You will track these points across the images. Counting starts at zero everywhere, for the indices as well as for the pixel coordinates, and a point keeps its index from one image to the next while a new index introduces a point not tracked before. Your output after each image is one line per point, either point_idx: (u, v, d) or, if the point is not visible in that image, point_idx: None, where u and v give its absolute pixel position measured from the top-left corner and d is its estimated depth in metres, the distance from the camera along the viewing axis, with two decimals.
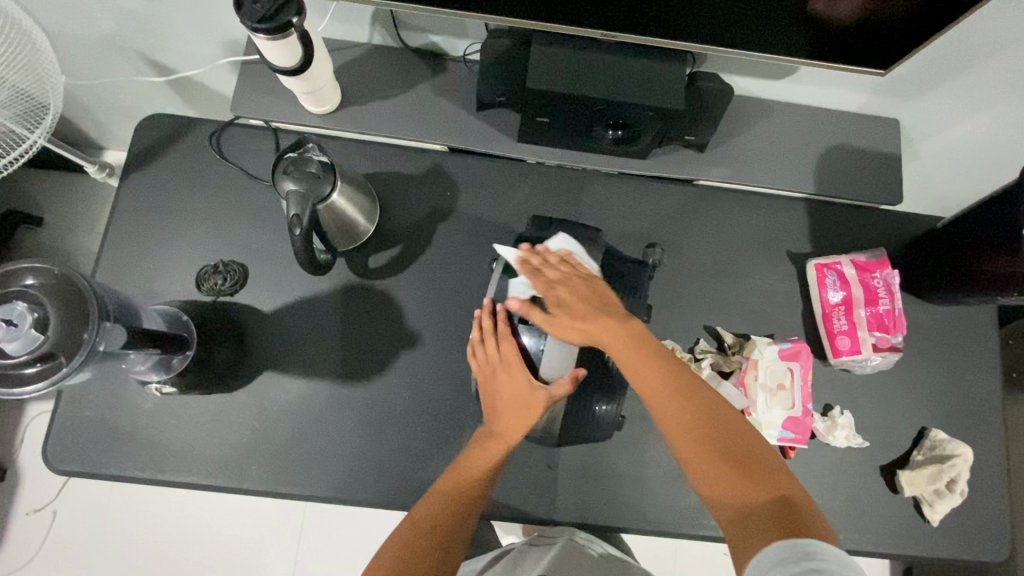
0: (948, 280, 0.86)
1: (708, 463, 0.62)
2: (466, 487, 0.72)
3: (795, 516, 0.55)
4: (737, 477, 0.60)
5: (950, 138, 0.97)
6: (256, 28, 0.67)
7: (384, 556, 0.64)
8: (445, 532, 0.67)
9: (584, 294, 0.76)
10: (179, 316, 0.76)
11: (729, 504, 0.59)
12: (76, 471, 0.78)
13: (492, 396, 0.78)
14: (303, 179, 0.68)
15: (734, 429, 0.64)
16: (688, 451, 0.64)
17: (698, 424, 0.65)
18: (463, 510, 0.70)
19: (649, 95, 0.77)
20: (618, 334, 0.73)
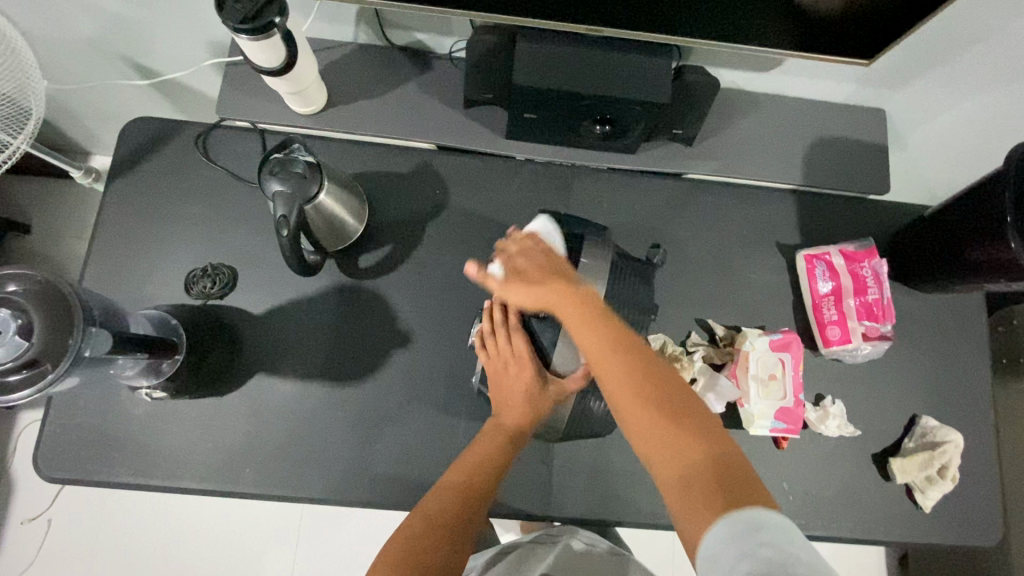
0: (936, 268, 0.86)
1: (647, 425, 0.57)
2: (476, 482, 0.73)
3: (744, 494, 0.51)
4: (679, 440, 0.56)
5: (936, 127, 0.97)
6: (238, 29, 0.67)
7: (391, 548, 0.66)
8: (454, 528, 0.68)
9: (540, 264, 0.70)
10: (167, 320, 0.76)
11: (668, 467, 0.55)
12: (67, 479, 0.77)
13: (503, 389, 0.78)
14: (289, 180, 0.68)
15: (684, 397, 0.59)
16: (630, 406, 0.59)
17: (649, 395, 0.59)
18: (472, 507, 0.71)
19: (635, 90, 0.77)
20: (573, 298, 0.66)
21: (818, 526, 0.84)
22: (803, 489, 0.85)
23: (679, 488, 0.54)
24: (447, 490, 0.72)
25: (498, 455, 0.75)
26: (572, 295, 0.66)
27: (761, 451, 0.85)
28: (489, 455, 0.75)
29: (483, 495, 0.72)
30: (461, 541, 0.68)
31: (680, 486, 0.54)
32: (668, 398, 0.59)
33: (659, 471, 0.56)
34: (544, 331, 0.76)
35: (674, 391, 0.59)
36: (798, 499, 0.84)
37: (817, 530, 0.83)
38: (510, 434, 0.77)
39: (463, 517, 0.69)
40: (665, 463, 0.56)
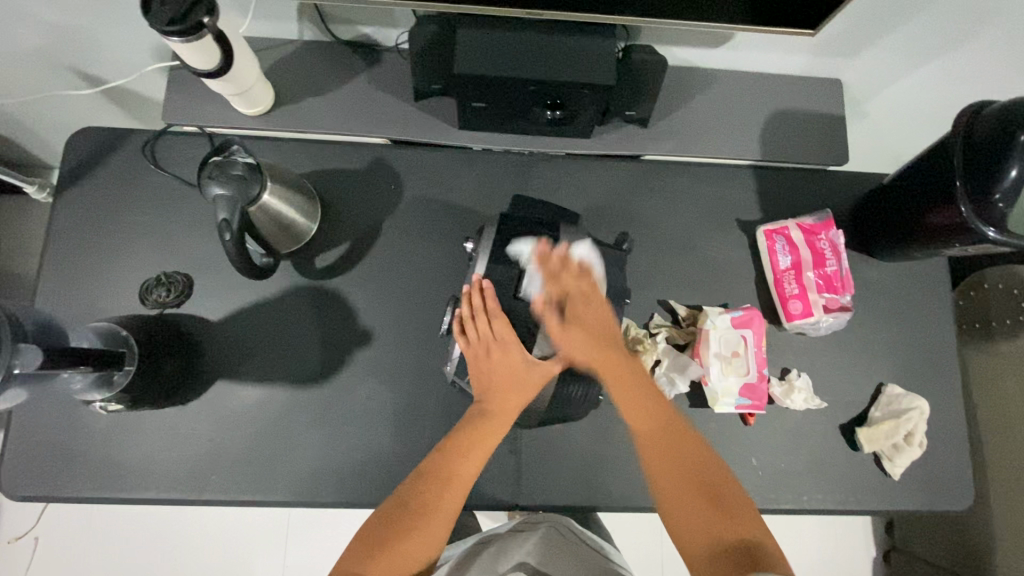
0: (894, 237, 0.86)
1: (693, 528, 0.66)
2: (453, 470, 0.70)
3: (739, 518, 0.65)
4: (710, 525, 0.65)
5: (894, 94, 0.97)
6: (167, 32, 0.65)
7: (361, 537, 0.66)
8: (426, 518, 0.67)
9: (597, 317, 0.75)
10: (117, 331, 0.72)
11: (703, 543, 0.65)
12: (32, 496, 0.77)
13: (487, 374, 0.74)
14: (229, 183, 0.67)
15: (728, 494, 0.67)
16: (674, 492, 0.68)
17: (675, 465, 0.70)
18: (446, 496, 0.69)
19: (581, 73, 0.76)
20: (623, 371, 0.74)
21: (789, 500, 0.84)
22: (772, 463, 0.85)
23: (711, 552, 0.64)
24: (419, 478, 0.70)
25: (481, 440, 0.72)
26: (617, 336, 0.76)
27: (729, 429, 0.85)
28: (469, 441, 0.72)
29: (461, 484, 0.70)
30: (433, 532, 0.67)
31: (714, 559, 0.63)
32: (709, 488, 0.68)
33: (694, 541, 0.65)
34: (524, 312, 0.75)
35: (705, 466, 0.70)
36: (768, 474, 0.84)
37: (789, 504, 0.84)
38: (496, 418, 0.73)
39: (436, 507, 0.68)
40: (695, 544, 0.65)
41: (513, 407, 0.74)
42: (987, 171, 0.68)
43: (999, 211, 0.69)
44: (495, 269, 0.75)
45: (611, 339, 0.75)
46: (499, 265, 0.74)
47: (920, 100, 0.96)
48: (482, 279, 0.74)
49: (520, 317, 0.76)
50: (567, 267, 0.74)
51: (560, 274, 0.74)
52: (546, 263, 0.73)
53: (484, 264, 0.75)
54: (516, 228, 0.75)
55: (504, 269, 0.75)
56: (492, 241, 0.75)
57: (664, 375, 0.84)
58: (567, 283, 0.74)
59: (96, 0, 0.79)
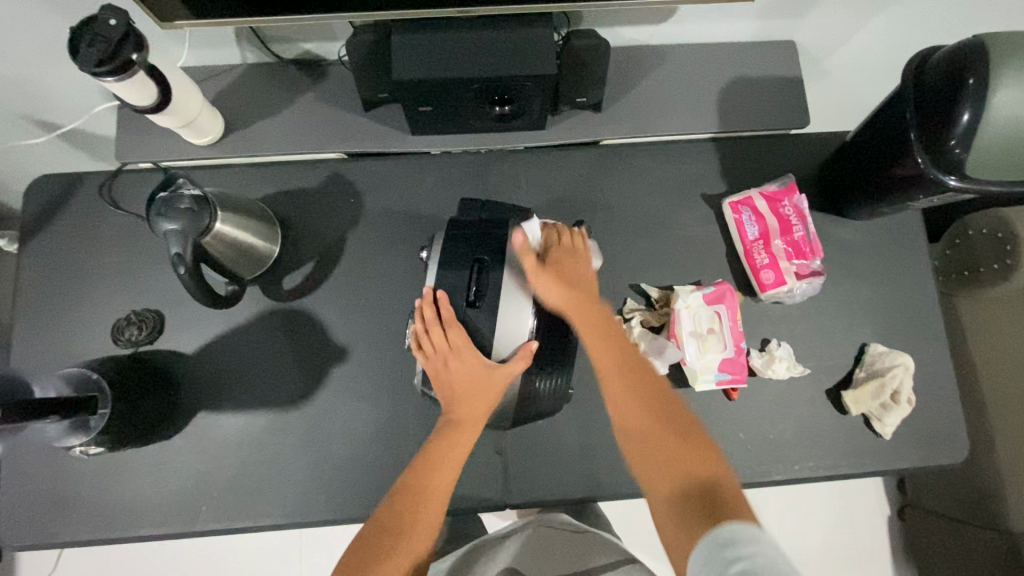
0: (863, 193, 0.85)
1: (655, 476, 0.64)
2: (429, 485, 0.70)
3: (692, 441, 0.65)
4: (670, 465, 0.63)
5: (850, 49, 0.95)
6: (97, 73, 0.65)
7: (347, 556, 0.67)
8: (408, 537, 0.67)
9: (577, 270, 0.79)
10: (88, 376, 0.72)
11: (656, 489, 0.63)
12: (29, 545, 0.78)
13: (448, 384, 0.74)
14: (179, 216, 0.67)
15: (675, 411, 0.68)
16: (639, 451, 0.66)
17: (637, 387, 0.70)
18: (426, 513, 0.69)
19: (522, 65, 0.74)
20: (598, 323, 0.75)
21: (780, 470, 0.83)
22: (760, 435, 0.84)
23: (675, 499, 0.60)
24: (395, 500, 0.70)
25: (452, 452, 0.72)
26: (593, 306, 0.76)
27: (713, 405, 0.84)
28: (439, 453, 0.72)
29: (439, 498, 0.70)
30: (417, 546, 0.67)
31: (665, 505, 0.61)
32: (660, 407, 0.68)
33: (657, 502, 0.62)
34: (479, 320, 0.74)
35: (663, 395, 0.69)
36: (757, 446, 0.84)
37: (780, 475, 0.83)
38: (464, 427, 0.73)
39: (416, 524, 0.68)
40: (660, 483, 0.63)
41: (478, 413, 0.74)
42: (942, 118, 0.67)
43: (958, 157, 0.67)
44: (445, 276, 0.74)
45: (588, 293, 0.77)
46: (451, 270, 0.74)
47: (877, 51, 0.95)
48: (434, 289, 0.74)
49: (477, 324, 0.74)
50: (568, 236, 0.82)
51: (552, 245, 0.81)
52: (529, 255, 0.75)
53: (434, 272, 0.75)
54: (464, 233, 0.75)
55: (455, 273, 0.74)
56: (441, 246, 0.75)
57: None
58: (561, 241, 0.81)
59: (33, 48, 0.79)
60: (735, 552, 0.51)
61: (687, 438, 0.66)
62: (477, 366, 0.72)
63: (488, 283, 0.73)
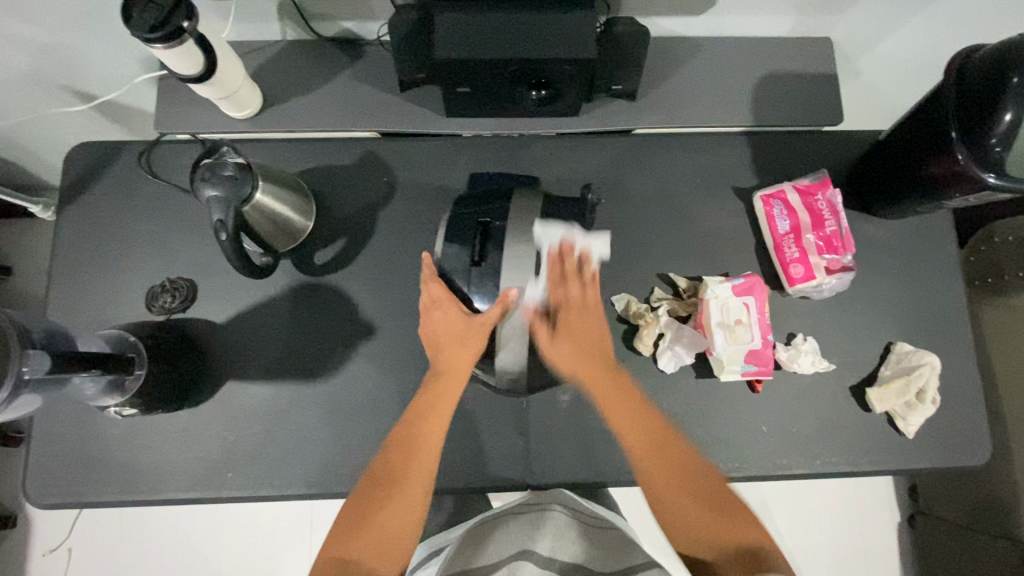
0: (895, 192, 0.84)
1: (688, 526, 0.66)
2: (420, 433, 0.72)
3: (727, 501, 0.67)
4: (711, 526, 0.65)
5: (887, 48, 0.94)
6: (148, 38, 0.66)
7: (343, 520, 0.67)
8: (400, 487, 0.69)
9: (586, 328, 0.78)
10: (125, 338, 0.76)
11: (699, 548, 0.66)
12: (58, 504, 0.79)
13: (433, 337, 0.77)
14: (222, 183, 0.68)
15: (689, 462, 0.70)
16: (659, 494, 0.69)
17: (663, 449, 0.70)
18: (417, 461, 0.70)
19: (562, 47, 0.74)
20: (604, 374, 0.75)
21: (801, 464, 0.83)
22: (782, 428, 0.84)
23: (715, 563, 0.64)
24: (390, 451, 0.71)
25: (438, 403, 0.74)
26: (605, 357, 0.76)
27: (735, 395, 0.85)
28: (427, 403, 0.74)
29: (428, 448, 0.72)
30: (408, 499, 0.68)
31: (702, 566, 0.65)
32: (698, 482, 0.69)
33: (690, 542, 0.66)
34: (483, 278, 0.75)
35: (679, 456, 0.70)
36: (778, 439, 0.84)
37: (801, 468, 0.83)
38: (447, 376, 0.75)
39: (407, 477, 0.69)
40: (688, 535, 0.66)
41: (461, 365, 0.75)
42: (980, 115, 0.67)
43: (997, 155, 0.67)
44: (451, 245, 0.76)
45: (600, 353, 0.77)
46: (456, 240, 0.76)
47: (914, 53, 0.94)
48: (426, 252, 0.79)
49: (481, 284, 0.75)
50: (575, 271, 0.78)
51: (566, 280, 0.77)
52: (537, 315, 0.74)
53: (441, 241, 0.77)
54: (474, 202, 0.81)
55: (459, 241, 0.76)
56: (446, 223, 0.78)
57: (668, 348, 0.83)
58: (567, 278, 0.77)
59: (78, 18, 0.80)
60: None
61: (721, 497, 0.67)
62: (458, 317, 0.75)
63: (490, 248, 0.75)
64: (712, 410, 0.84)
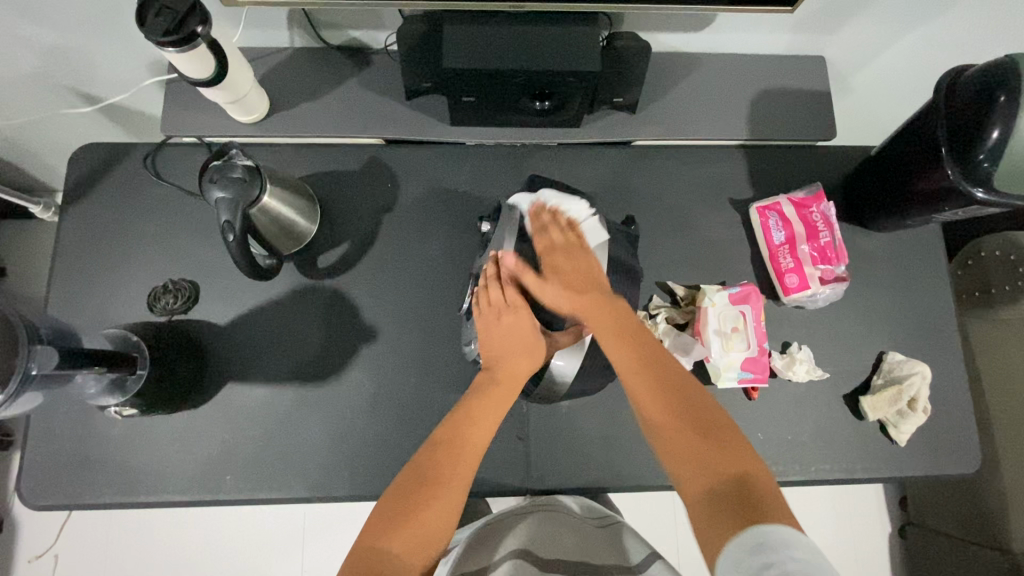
0: (887, 206, 0.87)
1: (685, 459, 0.62)
2: (469, 437, 0.71)
3: (727, 440, 0.62)
4: (710, 462, 0.60)
5: (879, 67, 0.98)
6: (162, 42, 0.67)
7: (377, 514, 0.64)
8: (447, 485, 0.67)
9: (579, 270, 0.77)
10: (128, 337, 0.76)
11: (694, 481, 0.60)
12: (54, 505, 0.79)
13: (494, 339, 0.77)
14: (230, 185, 0.69)
15: (690, 393, 0.67)
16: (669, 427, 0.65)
17: (656, 366, 0.69)
18: (463, 463, 0.69)
19: (568, 60, 0.76)
20: (600, 303, 0.74)
21: (797, 471, 0.85)
22: (778, 436, 0.86)
23: (707, 502, 0.57)
24: (437, 448, 0.70)
25: (490, 403, 0.74)
26: (609, 308, 0.74)
27: (731, 402, 0.86)
28: (480, 403, 0.73)
29: (474, 453, 0.70)
30: (452, 498, 0.66)
31: (703, 504, 0.58)
32: (694, 420, 0.64)
33: (690, 480, 0.60)
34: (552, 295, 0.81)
35: (687, 385, 0.68)
36: (774, 446, 0.85)
37: (796, 475, 0.84)
38: (505, 382, 0.75)
39: (454, 475, 0.68)
40: (691, 474, 0.61)
41: (519, 375, 0.76)
42: (969, 132, 0.69)
43: (984, 171, 0.70)
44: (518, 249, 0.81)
45: (591, 285, 0.76)
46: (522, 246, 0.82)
47: (905, 72, 0.97)
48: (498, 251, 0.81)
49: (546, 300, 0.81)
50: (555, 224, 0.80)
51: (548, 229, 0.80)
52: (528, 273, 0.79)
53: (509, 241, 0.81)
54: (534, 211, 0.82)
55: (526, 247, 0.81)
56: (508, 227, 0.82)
57: None
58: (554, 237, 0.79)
59: (88, 21, 0.81)
60: (767, 558, 0.49)
61: (724, 441, 0.62)
62: (529, 326, 0.77)
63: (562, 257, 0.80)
64: None
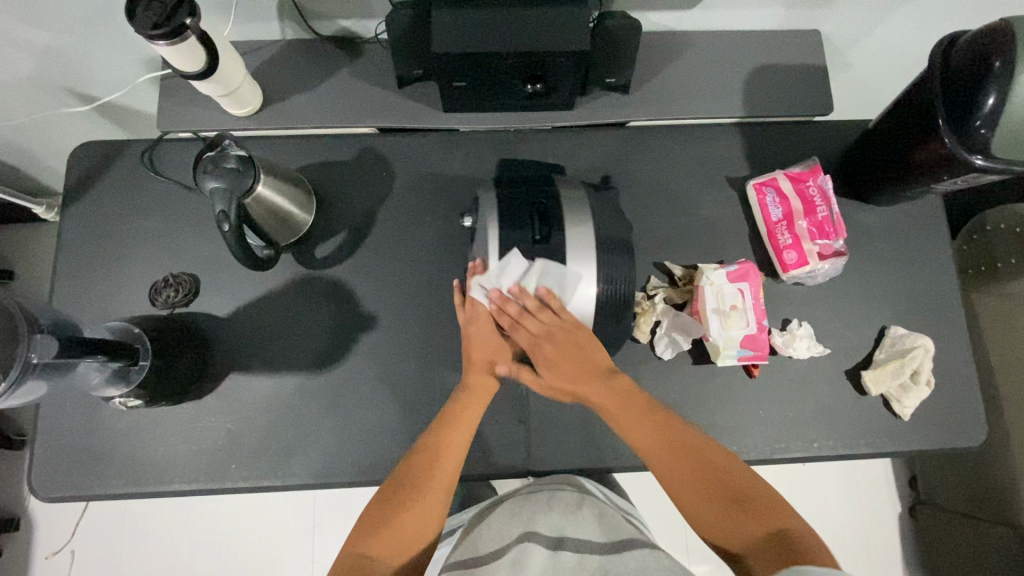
0: (888, 178, 0.86)
1: (727, 522, 0.65)
2: (447, 444, 0.73)
3: (752, 495, 0.66)
4: (740, 519, 0.64)
5: (876, 39, 0.96)
6: (152, 35, 0.68)
7: (364, 519, 0.68)
8: (424, 489, 0.70)
9: (561, 348, 0.75)
10: (130, 329, 0.76)
11: (738, 543, 0.64)
12: (65, 496, 0.80)
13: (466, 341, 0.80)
14: (224, 175, 0.69)
15: (689, 439, 0.71)
16: (691, 479, 0.69)
17: (672, 440, 0.71)
18: (441, 464, 0.72)
19: (556, 39, 0.75)
20: (593, 379, 0.76)
21: (799, 448, 0.84)
22: (779, 413, 0.85)
23: (751, 554, 0.62)
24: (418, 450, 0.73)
25: (465, 410, 0.76)
26: (603, 377, 0.76)
27: (732, 381, 0.86)
28: (455, 412, 0.76)
29: (454, 454, 0.73)
30: (430, 502, 0.70)
31: (766, 555, 0.61)
32: (713, 479, 0.68)
33: (728, 544, 0.64)
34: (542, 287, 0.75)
35: (686, 433, 0.72)
36: (776, 423, 0.85)
37: (799, 452, 0.84)
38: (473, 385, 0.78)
39: (430, 479, 0.71)
40: (735, 538, 0.64)
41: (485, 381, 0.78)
42: (966, 99, 0.69)
43: (983, 138, 0.69)
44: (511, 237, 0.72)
45: (581, 359, 0.75)
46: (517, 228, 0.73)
47: (902, 43, 0.96)
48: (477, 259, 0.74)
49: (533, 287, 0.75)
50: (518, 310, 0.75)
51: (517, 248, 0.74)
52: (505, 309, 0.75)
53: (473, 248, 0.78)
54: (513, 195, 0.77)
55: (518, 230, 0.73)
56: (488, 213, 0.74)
57: (665, 335, 0.85)
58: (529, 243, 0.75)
59: (81, 20, 0.81)
60: None
61: (749, 493, 0.66)
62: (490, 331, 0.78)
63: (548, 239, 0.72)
64: (710, 396, 0.85)
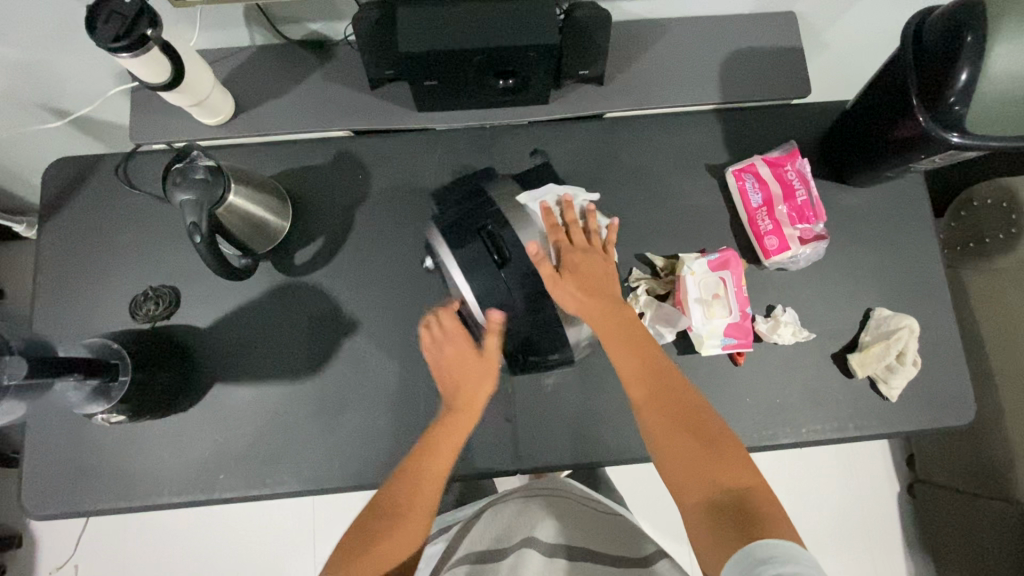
0: (864, 160, 0.85)
1: (686, 472, 0.66)
2: (428, 469, 0.73)
3: (733, 457, 0.65)
4: (704, 473, 0.64)
5: (854, 18, 0.95)
6: (113, 48, 0.67)
7: (350, 539, 0.70)
8: (405, 516, 0.70)
9: (592, 271, 0.78)
10: (109, 345, 0.77)
11: (693, 499, 0.63)
12: (56, 513, 0.80)
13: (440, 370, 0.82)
14: (194, 187, 0.69)
15: (689, 401, 0.71)
16: (667, 423, 0.69)
17: (661, 387, 0.73)
18: (424, 494, 0.72)
19: (525, 34, 0.74)
20: (613, 318, 0.76)
21: (788, 434, 0.84)
22: (767, 400, 0.85)
23: (705, 508, 0.62)
24: (404, 474, 0.74)
25: (448, 436, 0.76)
26: (616, 320, 0.77)
27: (718, 370, 0.85)
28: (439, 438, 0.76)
29: (436, 483, 0.73)
30: (412, 532, 0.70)
31: (708, 507, 0.62)
32: (694, 429, 0.68)
33: (690, 499, 0.64)
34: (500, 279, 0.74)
35: (678, 389, 0.72)
36: (764, 410, 0.85)
37: (787, 438, 0.84)
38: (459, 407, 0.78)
39: (414, 506, 0.71)
40: (690, 485, 0.65)
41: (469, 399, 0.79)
42: (938, 77, 0.68)
43: (957, 114, 0.68)
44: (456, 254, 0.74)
45: (606, 290, 0.78)
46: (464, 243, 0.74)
47: (880, 20, 0.95)
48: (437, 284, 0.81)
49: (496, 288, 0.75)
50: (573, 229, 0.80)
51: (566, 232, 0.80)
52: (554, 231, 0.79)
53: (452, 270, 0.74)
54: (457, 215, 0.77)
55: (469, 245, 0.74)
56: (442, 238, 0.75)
57: (649, 327, 0.84)
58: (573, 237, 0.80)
59: (45, 35, 0.81)
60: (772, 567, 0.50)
61: (722, 453, 0.66)
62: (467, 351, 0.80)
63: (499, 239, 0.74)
64: (696, 386, 0.85)
